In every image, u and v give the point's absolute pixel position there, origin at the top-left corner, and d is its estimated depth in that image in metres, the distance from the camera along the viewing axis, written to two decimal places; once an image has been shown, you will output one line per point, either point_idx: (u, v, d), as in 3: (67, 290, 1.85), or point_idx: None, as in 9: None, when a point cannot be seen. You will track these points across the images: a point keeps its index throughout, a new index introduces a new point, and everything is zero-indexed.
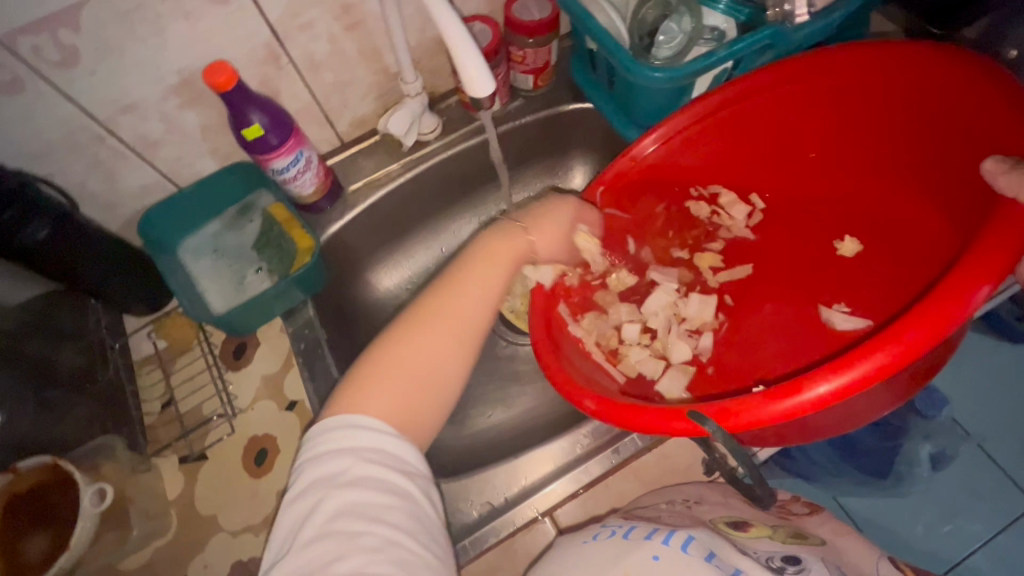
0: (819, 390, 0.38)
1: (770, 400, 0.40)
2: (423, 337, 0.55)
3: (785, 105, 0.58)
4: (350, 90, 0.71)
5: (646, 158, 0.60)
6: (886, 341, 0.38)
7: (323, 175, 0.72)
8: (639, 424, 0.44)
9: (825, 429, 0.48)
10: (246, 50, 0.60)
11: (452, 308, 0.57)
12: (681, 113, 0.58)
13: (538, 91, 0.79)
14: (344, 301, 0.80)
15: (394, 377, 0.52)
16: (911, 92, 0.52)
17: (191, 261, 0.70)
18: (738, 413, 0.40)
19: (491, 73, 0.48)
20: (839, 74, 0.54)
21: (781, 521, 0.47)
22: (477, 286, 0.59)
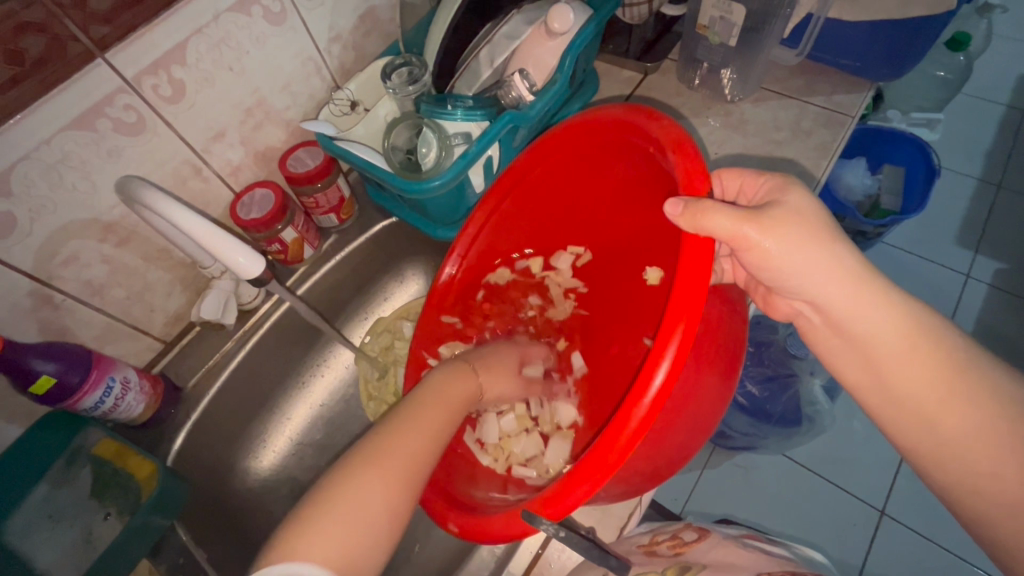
0: (608, 457, 0.41)
1: (577, 481, 0.42)
2: (377, 484, 0.45)
3: (539, 191, 0.62)
4: (151, 294, 0.69)
5: (450, 283, 0.65)
6: (646, 379, 0.40)
7: (150, 387, 0.68)
8: (491, 534, 0.47)
9: (675, 463, 0.50)
10: (8, 307, 0.56)
11: (405, 457, 0.48)
12: (457, 241, 0.64)
13: (346, 223, 0.82)
14: (222, 502, 0.73)
15: (341, 535, 0.42)
16: (614, 150, 0.56)
17: (20, 543, 0.59)
18: (556, 503, 0.42)
19: (259, 252, 0.53)
20: (559, 151, 0.59)
21: (671, 560, 0.50)
22: (424, 435, 0.51)
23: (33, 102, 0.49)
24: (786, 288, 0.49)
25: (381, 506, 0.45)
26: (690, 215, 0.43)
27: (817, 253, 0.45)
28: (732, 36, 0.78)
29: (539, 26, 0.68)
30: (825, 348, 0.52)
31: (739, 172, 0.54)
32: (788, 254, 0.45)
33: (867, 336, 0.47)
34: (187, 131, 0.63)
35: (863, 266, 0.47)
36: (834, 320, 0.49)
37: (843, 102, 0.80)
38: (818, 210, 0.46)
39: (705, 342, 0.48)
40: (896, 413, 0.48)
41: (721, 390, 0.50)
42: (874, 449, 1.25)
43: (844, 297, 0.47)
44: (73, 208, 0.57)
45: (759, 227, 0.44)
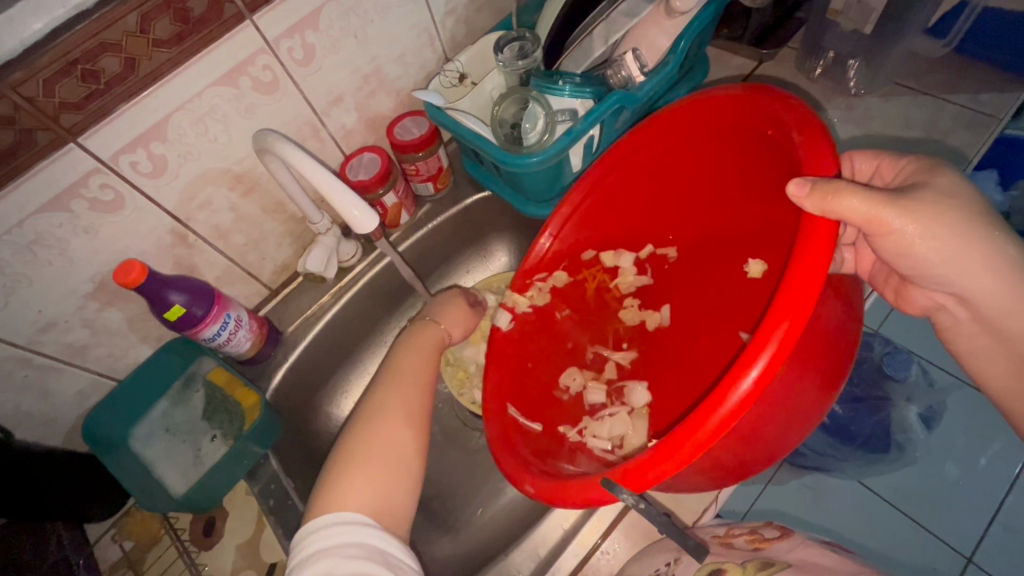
0: (698, 438, 0.40)
1: (662, 456, 0.41)
2: (388, 432, 0.57)
3: (648, 168, 0.61)
4: (265, 243, 0.75)
5: (543, 259, 0.64)
6: (750, 358, 0.39)
7: (257, 327, 0.74)
8: (570, 497, 0.47)
9: (766, 458, 0.49)
10: (153, 241, 0.64)
11: (401, 400, 0.60)
12: (556, 215, 0.63)
13: (440, 194, 0.85)
14: (307, 442, 0.80)
15: (369, 479, 0.53)
16: (733, 129, 0.53)
17: (144, 449, 0.68)
18: (639, 474, 0.42)
19: (372, 209, 0.55)
20: (676, 127, 0.57)
21: (751, 554, 0.49)
22: (416, 377, 0.63)
23: (192, 57, 0.55)
24: (925, 279, 0.47)
25: (398, 445, 0.56)
26: (820, 197, 0.41)
27: (974, 244, 0.43)
28: (868, 23, 0.73)
29: (658, 5, 0.66)
30: (962, 342, 0.51)
31: (875, 154, 0.52)
32: (934, 242, 0.43)
33: (1017, 329, 0.47)
34: (311, 93, 0.67)
35: (1021, 260, 0.45)
36: (983, 314, 0.48)
37: (989, 103, 0.72)
38: (975, 196, 0.43)
39: (813, 339, 0.45)
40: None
41: (823, 390, 0.48)
42: (969, 491, 1.14)
43: (999, 293, 0.46)
44: (212, 157, 0.62)
45: (899, 213, 0.42)
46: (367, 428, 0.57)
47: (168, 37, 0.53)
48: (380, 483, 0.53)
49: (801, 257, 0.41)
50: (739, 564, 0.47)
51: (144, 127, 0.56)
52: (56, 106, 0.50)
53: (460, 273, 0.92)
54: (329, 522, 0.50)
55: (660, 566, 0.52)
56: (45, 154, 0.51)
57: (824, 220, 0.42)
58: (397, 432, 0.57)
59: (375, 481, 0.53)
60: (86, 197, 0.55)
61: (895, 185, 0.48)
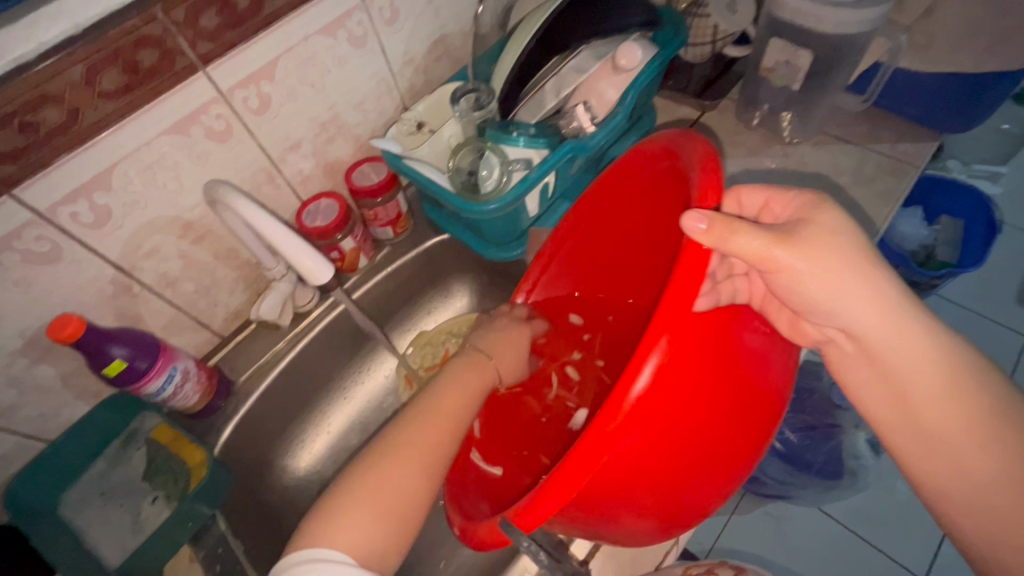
0: (588, 455, 0.39)
1: (553, 489, 0.40)
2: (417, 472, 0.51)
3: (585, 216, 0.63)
4: (216, 291, 0.73)
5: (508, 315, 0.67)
6: (642, 361, 0.39)
7: (206, 379, 0.71)
8: (475, 538, 0.47)
9: (695, 500, 0.47)
10: (93, 293, 0.61)
11: (439, 436, 0.53)
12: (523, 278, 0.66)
13: (400, 237, 0.85)
14: (261, 500, 0.75)
15: (369, 511, 0.48)
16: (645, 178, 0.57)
17: (75, 516, 0.63)
18: (531, 509, 0.40)
19: (326, 258, 0.55)
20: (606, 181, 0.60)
21: None
22: (456, 412, 0.56)
23: (141, 107, 0.54)
24: (816, 310, 0.50)
25: (403, 490, 0.49)
26: (716, 234, 0.41)
27: (847, 278, 0.47)
28: (795, 82, 0.78)
29: (605, 62, 0.70)
30: (854, 374, 0.54)
31: (761, 190, 0.54)
32: (818, 274, 0.46)
33: (902, 365, 0.50)
34: (267, 141, 0.67)
35: (901, 297, 0.49)
36: (869, 347, 0.51)
37: (907, 151, 0.79)
38: (850, 232, 0.47)
39: (726, 360, 0.45)
40: (922, 451, 0.51)
41: (750, 422, 0.47)
42: (918, 512, 1.18)
43: (879, 326, 0.49)
44: (159, 206, 0.61)
45: (789, 250, 0.46)
46: (391, 472, 0.50)
47: (115, 88, 0.52)
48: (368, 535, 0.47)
49: (679, 277, 0.41)
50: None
51: (87, 177, 0.54)
52: None
53: (422, 315, 0.92)
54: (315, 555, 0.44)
55: None
56: None
57: (717, 252, 0.44)
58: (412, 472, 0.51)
59: (369, 531, 0.47)
60: (19, 249, 0.53)
61: (784, 219, 0.51)
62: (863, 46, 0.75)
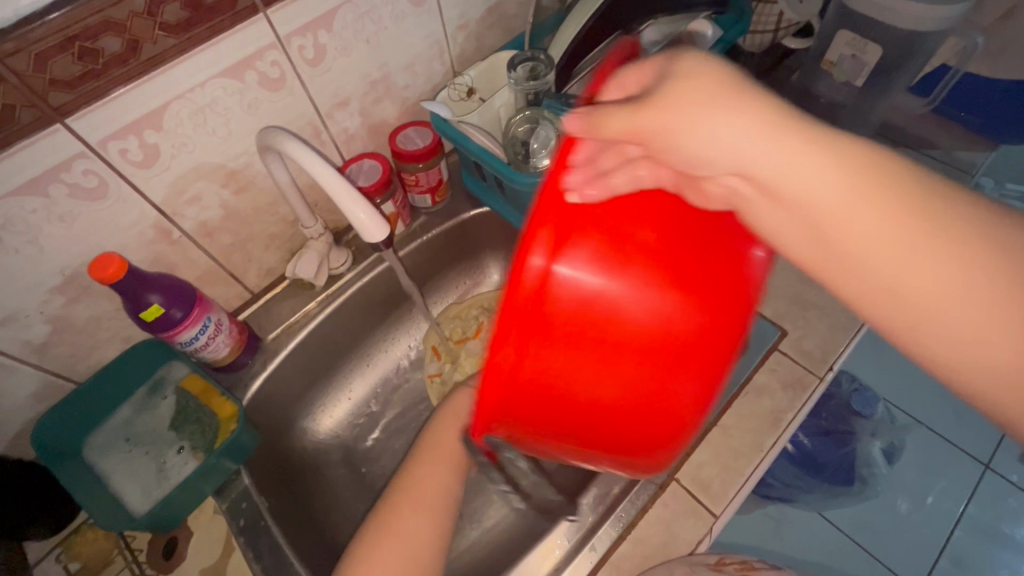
0: (501, 348, 0.34)
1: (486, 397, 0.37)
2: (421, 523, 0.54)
3: None
4: (251, 245, 0.71)
5: None
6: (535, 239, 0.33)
7: (237, 333, 0.70)
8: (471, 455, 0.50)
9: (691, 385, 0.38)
10: (133, 235, 0.59)
11: (437, 480, 0.57)
12: None
13: (437, 206, 0.83)
14: (282, 459, 0.74)
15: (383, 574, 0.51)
16: None
17: (101, 460, 0.63)
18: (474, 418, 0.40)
19: (382, 216, 0.53)
20: None
21: None
22: (449, 444, 0.59)
23: (199, 45, 0.52)
24: (698, 170, 0.35)
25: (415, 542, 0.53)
26: (591, 122, 0.36)
27: (727, 110, 0.33)
28: (859, 77, 0.77)
29: (673, 40, 0.69)
30: (777, 236, 0.36)
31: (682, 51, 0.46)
32: (688, 124, 0.34)
33: (831, 221, 0.33)
34: (316, 94, 0.65)
35: (800, 122, 0.33)
36: (792, 199, 0.34)
37: (963, 160, 0.77)
38: (712, 61, 0.35)
39: (671, 229, 0.36)
40: (930, 329, 0.31)
41: (723, 302, 0.36)
42: (921, 526, 1.18)
43: (847, 179, 0.32)
44: (206, 151, 0.59)
45: (637, 107, 0.35)
46: (393, 522, 0.54)
47: (175, 22, 0.49)
48: None
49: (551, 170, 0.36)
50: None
51: (139, 114, 0.52)
52: (46, 83, 0.46)
53: (451, 287, 0.91)
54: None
55: None
56: (27, 134, 0.47)
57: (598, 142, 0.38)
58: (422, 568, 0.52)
59: None
60: (66, 182, 0.51)
61: None
62: (934, 47, 0.72)
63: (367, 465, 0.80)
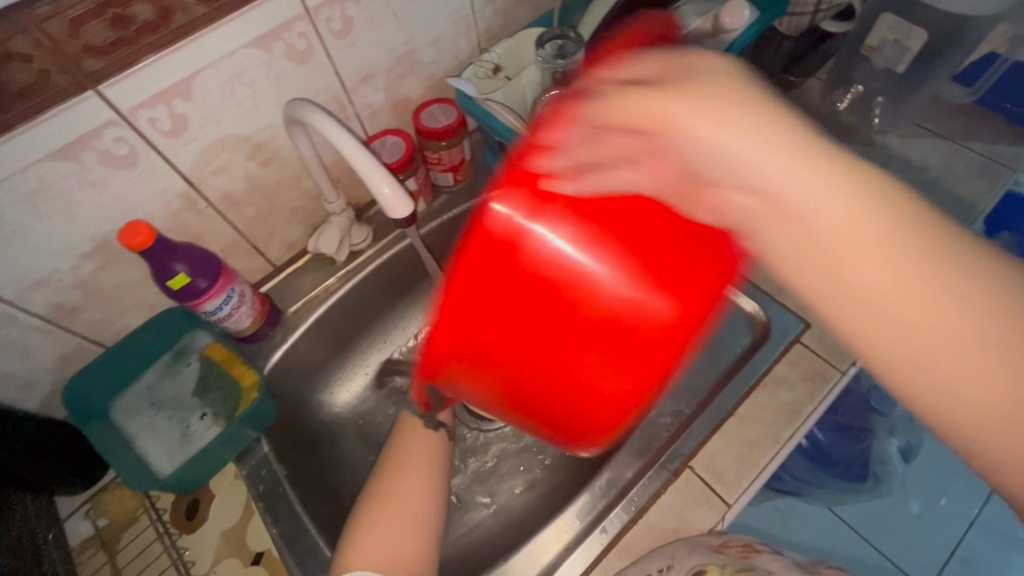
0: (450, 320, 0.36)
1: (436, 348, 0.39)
2: (421, 481, 0.58)
3: None
4: (274, 218, 0.72)
5: None
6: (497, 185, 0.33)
7: (259, 305, 0.71)
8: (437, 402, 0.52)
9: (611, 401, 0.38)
10: (162, 203, 0.60)
11: (419, 461, 0.60)
12: None
13: (458, 185, 0.83)
14: (299, 429, 0.76)
15: (387, 537, 0.53)
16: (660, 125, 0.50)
17: (127, 422, 0.66)
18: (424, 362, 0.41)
19: (406, 193, 0.53)
20: None
21: (736, 561, 0.49)
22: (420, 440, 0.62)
23: (228, 14, 0.52)
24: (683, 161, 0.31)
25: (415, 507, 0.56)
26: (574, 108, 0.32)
27: (744, 116, 0.29)
28: (901, 63, 0.74)
29: (707, 20, 0.67)
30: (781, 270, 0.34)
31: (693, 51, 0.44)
32: (720, 119, 0.29)
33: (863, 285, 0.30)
34: (342, 68, 0.65)
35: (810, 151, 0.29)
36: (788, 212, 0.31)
37: (1005, 153, 0.74)
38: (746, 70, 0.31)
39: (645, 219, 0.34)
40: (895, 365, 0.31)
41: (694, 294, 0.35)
42: (935, 528, 1.17)
43: (806, 185, 0.30)
44: (232, 123, 0.59)
45: (663, 90, 0.30)
46: (394, 476, 0.58)
47: None
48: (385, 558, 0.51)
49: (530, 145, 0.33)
50: (721, 567, 0.48)
51: (168, 82, 0.52)
52: (80, 48, 0.46)
53: None
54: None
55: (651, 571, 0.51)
56: (61, 98, 0.47)
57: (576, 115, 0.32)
58: (427, 500, 0.57)
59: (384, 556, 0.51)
60: (97, 149, 0.51)
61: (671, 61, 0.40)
62: (981, 32, 0.69)
63: (381, 440, 0.81)
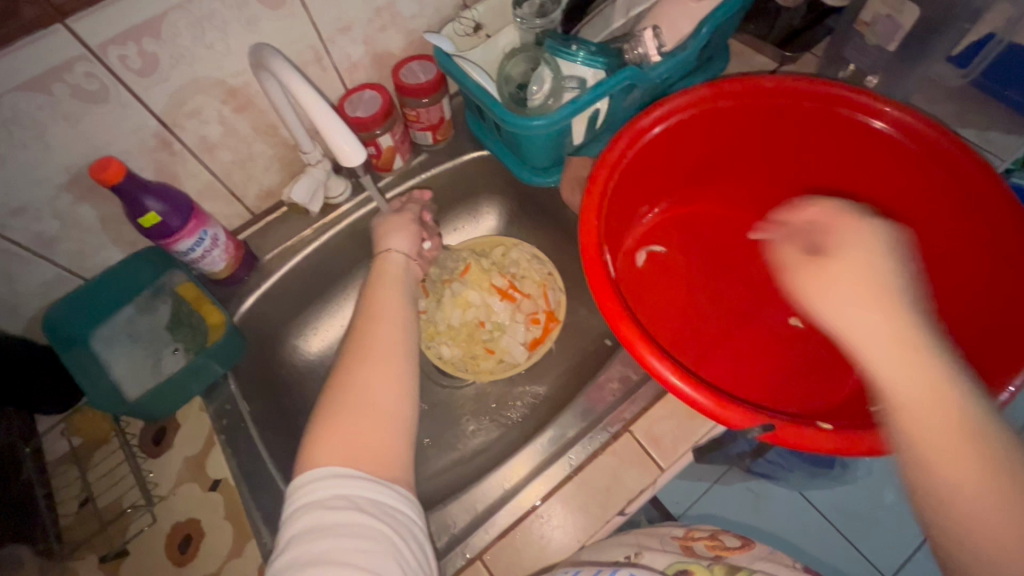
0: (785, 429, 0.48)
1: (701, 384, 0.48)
2: (388, 347, 0.59)
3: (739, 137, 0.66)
4: (252, 165, 0.74)
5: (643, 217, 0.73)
6: None
7: (234, 249, 0.73)
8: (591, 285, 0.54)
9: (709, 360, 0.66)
10: (136, 142, 0.62)
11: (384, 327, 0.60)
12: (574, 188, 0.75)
13: (438, 145, 0.83)
14: (270, 371, 0.79)
15: (355, 415, 0.53)
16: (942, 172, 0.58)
17: (104, 350, 0.69)
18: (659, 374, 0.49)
19: (360, 143, 0.54)
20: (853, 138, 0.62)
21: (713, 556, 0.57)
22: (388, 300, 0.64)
23: None
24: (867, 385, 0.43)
25: (385, 384, 0.56)
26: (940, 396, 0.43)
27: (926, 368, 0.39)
28: (892, 42, 0.71)
29: None
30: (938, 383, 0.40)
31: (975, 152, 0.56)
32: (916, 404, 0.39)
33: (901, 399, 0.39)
34: (318, 16, 0.65)
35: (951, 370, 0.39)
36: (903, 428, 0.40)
37: (994, 142, 0.71)
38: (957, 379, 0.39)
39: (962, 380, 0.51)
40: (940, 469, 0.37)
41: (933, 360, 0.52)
42: (902, 518, 1.18)
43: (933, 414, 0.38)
44: (205, 66, 0.60)
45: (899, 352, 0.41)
46: (359, 351, 0.58)
47: None
48: (355, 432, 0.52)
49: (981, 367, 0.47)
50: (706, 565, 0.55)
51: (138, 20, 0.53)
52: None
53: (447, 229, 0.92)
54: (317, 473, 0.50)
55: (623, 553, 0.57)
56: (30, 29, 0.48)
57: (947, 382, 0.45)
58: (400, 385, 0.56)
59: (351, 435, 0.52)
60: (68, 83, 0.53)
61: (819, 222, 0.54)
62: (977, 12, 0.66)
63: None
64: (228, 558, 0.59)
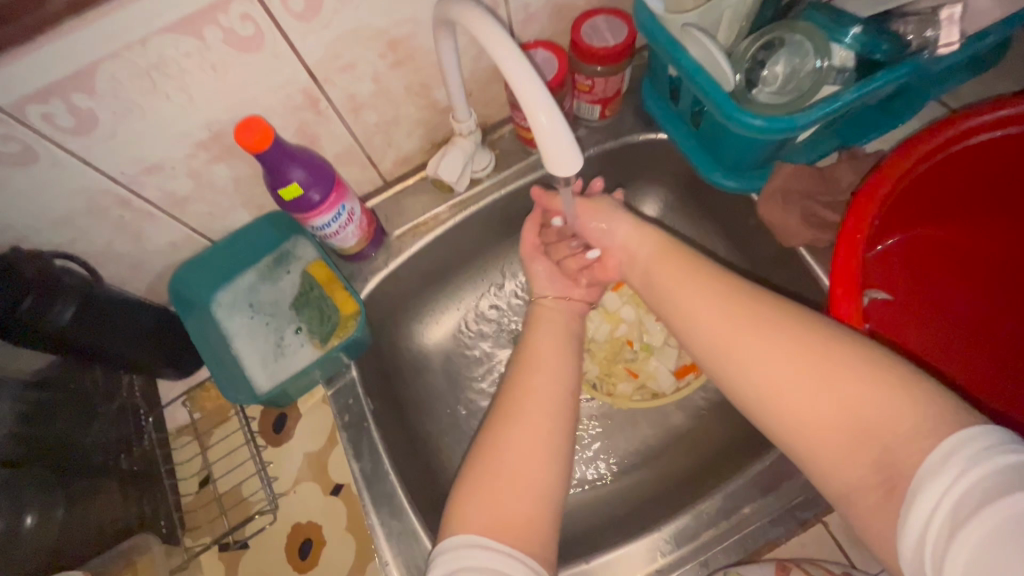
0: None
1: None
2: (545, 410, 0.50)
3: None
4: (395, 129, 0.63)
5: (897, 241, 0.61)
6: None
7: (367, 224, 0.64)
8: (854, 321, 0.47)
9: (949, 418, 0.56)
10: (282, 98, 0.52)
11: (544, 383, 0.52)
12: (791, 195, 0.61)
13: (603, 120, 0.69)
14: (387, 357, 0.73)
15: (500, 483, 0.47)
16: None
17: (227, 318, 0.64)
18: None
19: (576, 145, 0.41)
20: None
21: None
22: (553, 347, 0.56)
23: None
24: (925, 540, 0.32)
25: (536, 450, 0.48)
26: None
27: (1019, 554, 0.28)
28: None
29: None
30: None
31: None
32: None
33: None
34: None
35: None
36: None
37: None
38: None
39: None
40: None
41: None
42: None
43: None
44: (370, 11, 0.49)
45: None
46: (518, 407, 0.50)
47: None
48: (501, 509, 0.45)
49: None
50: None
51: None
52: None
53: None
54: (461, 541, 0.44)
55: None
56: None
57: None
58: (549, 454, 0.49)
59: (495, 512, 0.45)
60: (222, 26, 0.43)
61: None
62: None
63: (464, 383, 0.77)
64: (350, 573, 0.61)
